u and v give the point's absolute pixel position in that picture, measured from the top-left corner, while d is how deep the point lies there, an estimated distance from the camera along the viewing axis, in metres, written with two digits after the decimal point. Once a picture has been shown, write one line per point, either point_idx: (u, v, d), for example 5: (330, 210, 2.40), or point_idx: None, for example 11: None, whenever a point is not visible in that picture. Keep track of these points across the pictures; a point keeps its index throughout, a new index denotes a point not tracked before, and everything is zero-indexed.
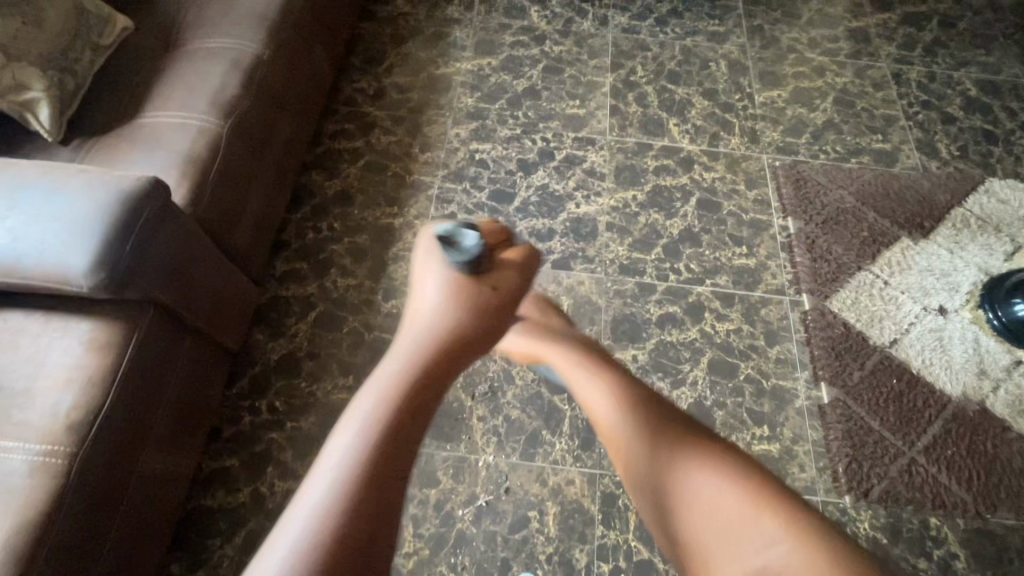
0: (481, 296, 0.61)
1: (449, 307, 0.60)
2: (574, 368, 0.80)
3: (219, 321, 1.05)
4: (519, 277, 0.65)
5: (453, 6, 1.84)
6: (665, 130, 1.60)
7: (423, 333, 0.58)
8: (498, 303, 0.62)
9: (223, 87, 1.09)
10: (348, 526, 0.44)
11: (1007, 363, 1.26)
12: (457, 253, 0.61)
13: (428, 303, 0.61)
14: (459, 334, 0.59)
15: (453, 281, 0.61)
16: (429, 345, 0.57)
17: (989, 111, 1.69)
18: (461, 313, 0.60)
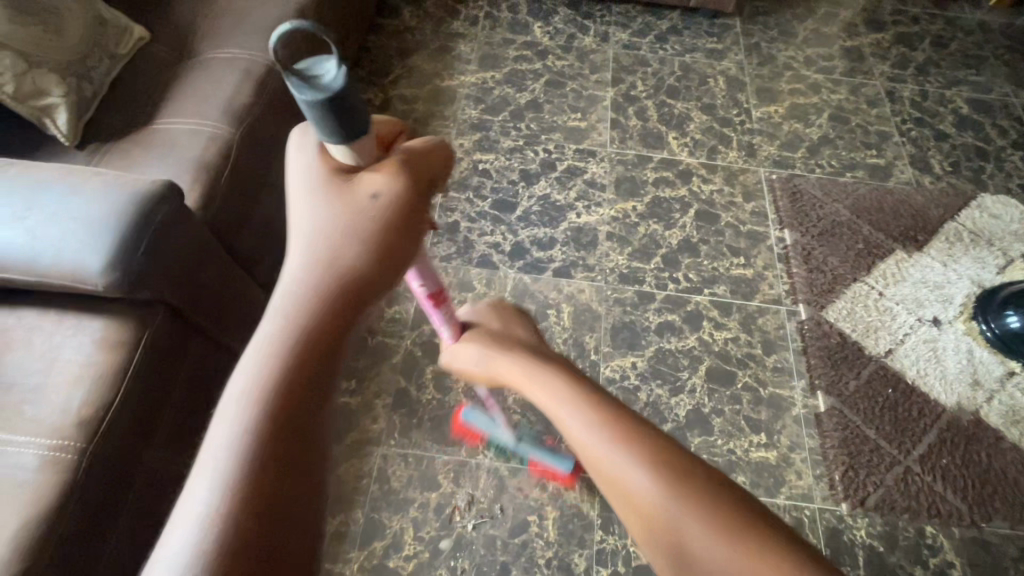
0: (360, 204, 0.49)
1: (328, 231, 0.49)
2: (539, 383, 0.67)
3: (230, 325, 1.07)
4: (408, 175, 0.50)
5: (458, 21, 1.89)
6: (664, 143, 1.64)
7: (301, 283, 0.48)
8: (388, 217, 0.50)
9: (235, 96, 1.12)
10: (236, 511, 0.41)
11: (1000, 374, 1.28)
12: (311, 88, 0.42)
13: (302, 222, 0.49)
14: (345, 274, 0.48)
15: (336, 189, 0.49)
16: (308, 289, 0.48)
17: (980, 128, 1.73)
18: (344, 236, 0.49)
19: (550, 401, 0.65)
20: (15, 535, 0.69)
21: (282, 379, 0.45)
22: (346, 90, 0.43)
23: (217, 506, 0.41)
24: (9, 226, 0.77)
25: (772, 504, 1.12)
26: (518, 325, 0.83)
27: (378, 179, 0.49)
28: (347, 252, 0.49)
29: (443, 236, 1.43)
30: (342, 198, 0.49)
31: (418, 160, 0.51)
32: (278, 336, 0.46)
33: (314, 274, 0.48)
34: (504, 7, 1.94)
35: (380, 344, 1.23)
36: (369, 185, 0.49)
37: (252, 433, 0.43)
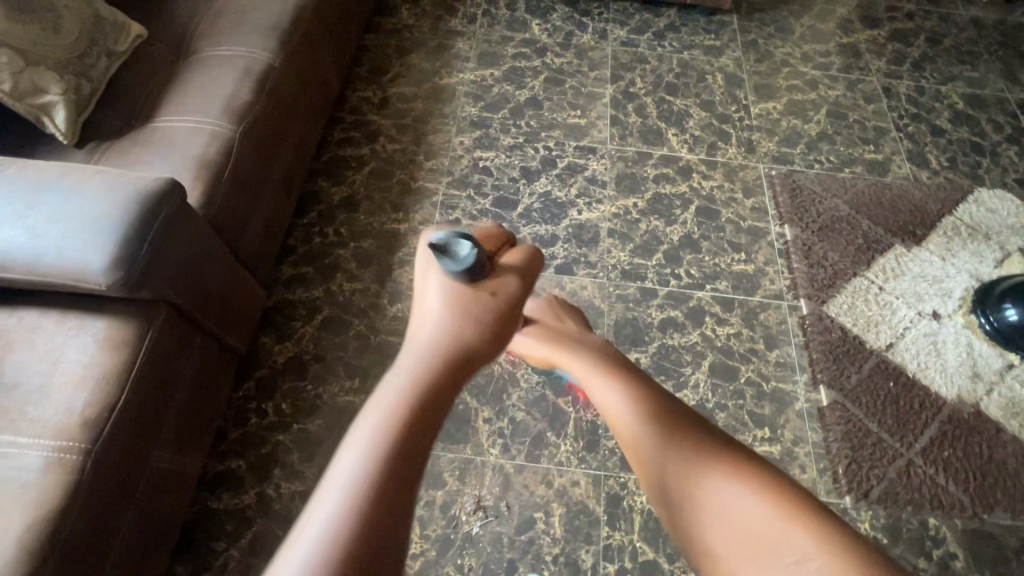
0: (483, 307, 0.55)
1: (454, 314, 0.54)
2: (595, 378, 0.82)
3: (229, 323, 1.06)
4: (521, 283, 0.58)
5: (456, 19, 1.88)
6: (664, 139, 1.64)
7: (428, 339, 0.53)
8: (504, 309, 0.56)
9: (235, 93, 1.11)
10: (359, 532, 0.41)
11: (999, 366, 1.29)
12: (454, 263, 0.54)
13: (430, 309, 0.55)
14: (469, 345, 0.53)
15: (457, 293, 0.55)
16: (435, 353, 0.52)
17: (976, 123, 1.74)
18: (468, 320, 0.54)
19: (600, 391, 0.80)
20: (16, 537, 0.67)
21: (414, 414, 0.47)
22: (479, 256, 0.54)
23: (337, 521, 0.42)
24: (11, 225, 0.76)
25: None
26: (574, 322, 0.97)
27: (499, 285, 0.57)
28: (471, 327, 0.54)
29: None
30: (468, 293, 0.55)
31: (526, 271, 0.60)
32: (409, 380, 0.50)
33: (442, 338, 0.53)
34: (502, 4, 1.93)
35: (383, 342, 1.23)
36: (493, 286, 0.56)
37: (382, 461, 0.44)
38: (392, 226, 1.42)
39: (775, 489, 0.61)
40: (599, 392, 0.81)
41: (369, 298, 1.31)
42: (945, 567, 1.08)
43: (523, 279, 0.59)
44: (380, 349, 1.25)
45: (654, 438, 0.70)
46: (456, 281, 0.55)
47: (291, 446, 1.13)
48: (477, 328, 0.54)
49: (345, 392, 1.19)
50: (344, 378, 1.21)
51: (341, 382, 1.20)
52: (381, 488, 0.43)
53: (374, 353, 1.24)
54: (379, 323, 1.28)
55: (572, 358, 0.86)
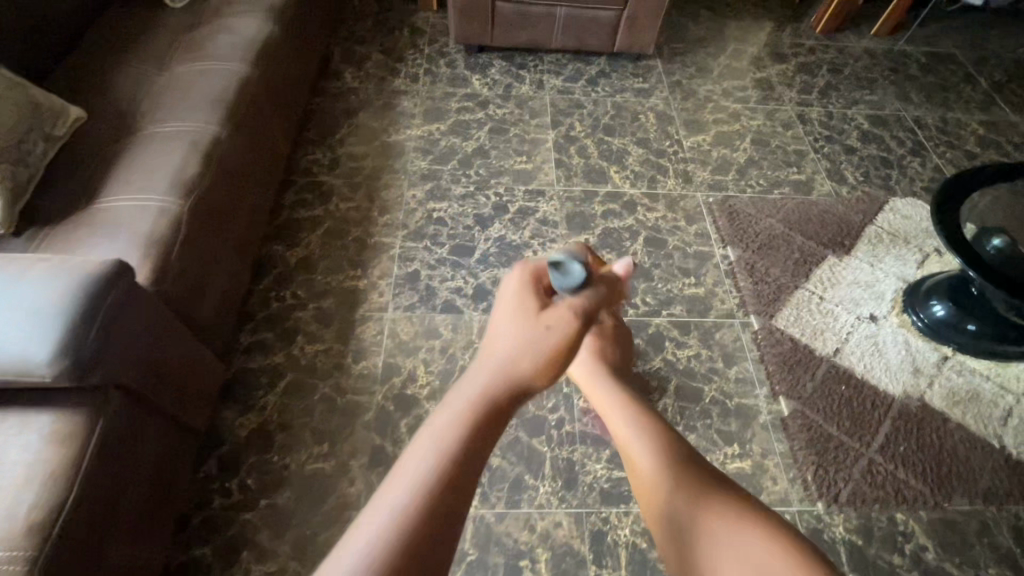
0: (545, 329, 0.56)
1: (516, 350, 0.55)
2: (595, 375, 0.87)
3: (184, 402, 1.03)
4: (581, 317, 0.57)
5: (399, 79, 1.96)
6: (607, 177, 1.73)
7: (496, 369, 0.55)
8: (557, 349, 0.55)
9: (183, 169, 1.12)
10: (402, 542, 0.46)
11: (936, 359, 1.39)
12: (562, 277, 0.61)
13: (505, 330, 0.56)
14: (529, 380, 0.55)
15: (523, 313, 0.57)
16: (508, 372, 0.54)
17: (881, 141, 1.93)
18: (528, 357, 0.55)
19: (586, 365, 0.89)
20: None
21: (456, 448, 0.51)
22: (585, 275, 0.61)
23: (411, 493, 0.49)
24: None
25: None
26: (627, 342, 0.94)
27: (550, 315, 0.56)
28: (525, 369, 0.55)
29: (404, 285, 1.44)
30: (528, 323, 0.56)
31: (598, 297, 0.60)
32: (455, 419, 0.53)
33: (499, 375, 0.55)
34: (442, 63, 2.03)
35: (351, 402, 1.24)
36: (548, 319, 0.56)
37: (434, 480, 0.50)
38: (351, 283, 1.43)
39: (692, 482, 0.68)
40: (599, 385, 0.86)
41: (333, 358, 1.30)
42: (918, 561, 1.12)
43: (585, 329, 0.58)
44: (348, 409, 1.23)
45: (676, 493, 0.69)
46: (529, 301, 0.58)
47: (260, 524, 1.08)
48: (531, 365, 0.55)
49: (315, 459, 1.16)
50: (311, 444, 1.18)
51: (309, 449, 1.17)
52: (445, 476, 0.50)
53: (342, 413, 1.22)
54: (345, 383, 1.27)
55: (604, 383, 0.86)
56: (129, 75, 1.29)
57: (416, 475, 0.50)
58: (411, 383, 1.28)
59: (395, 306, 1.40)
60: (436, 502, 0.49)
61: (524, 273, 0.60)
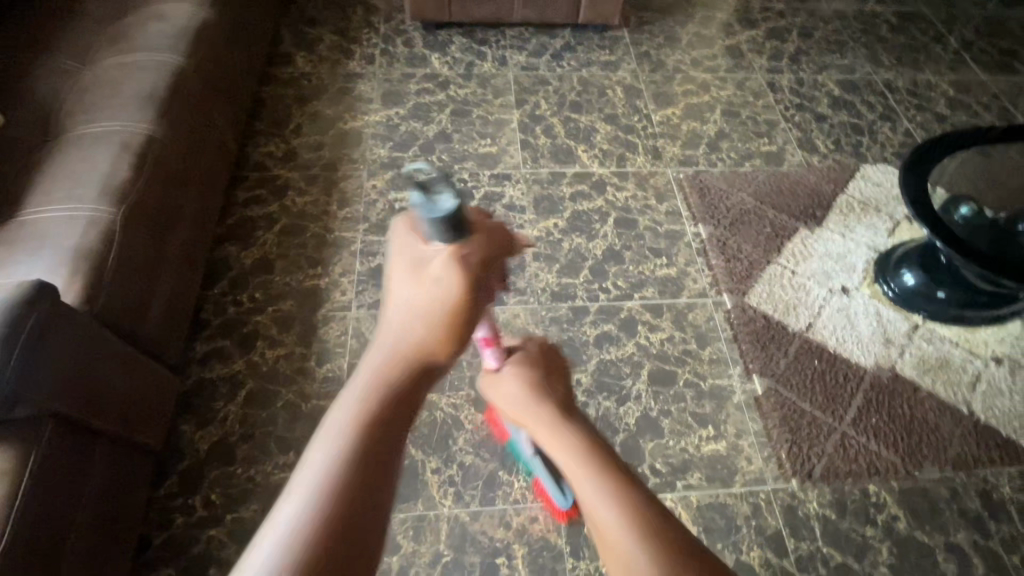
0: (439, 293, 0.52)
1: (411, 316, 0.51)
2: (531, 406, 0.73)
3: (137, 420, 0.98)
4: (478, 266, 0.54)
5: (354, 61, 1.87)
6: (574, 157, 1.68)
7: (397, 342, 0.49)
8: (456, 309, 0.52)
9: (113, 173, 1.04)
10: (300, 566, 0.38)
11: (906, 328, 1.39)
12: (431, 216, 0.51)
13: (400, 300, 0.52)
14: (433, 351, 0.50)
15: (421, 276, 0.53)
16: (412, 338, 0.50)
17: (852, 106, 1.90)
18: (429, 323, 0.51)
19: (512, 395, 0.77)
20: None
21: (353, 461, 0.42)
22: (456, 215, 0.52)
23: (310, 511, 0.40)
24: None
25: (729, 494, 1.16)
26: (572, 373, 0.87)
27: (454, 270, 0.52)
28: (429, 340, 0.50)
29: (368, 281, 1.38)
30: (427, 275, 0.52)
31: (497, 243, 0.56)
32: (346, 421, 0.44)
33: (399, 351, 0.49)
34: (399, 42, 1.93)
35: (316, 408, 1.20)
36: (441, 276, 0.52)
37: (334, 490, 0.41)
38: (311, 283, 1.37)
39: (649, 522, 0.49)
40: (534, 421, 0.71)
41: (296, 363, 1.26)
42: (891, 531, 1.13)
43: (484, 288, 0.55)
44: (313, 415, 1.20)
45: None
46: (418, 261, 0.54)
47: (227, 540, 1.06)
48: (430, 334, 0.50)
49: (280, 469, 1.14)
50: (277, 454, 1.15)
51: (274, 459, 1.15)
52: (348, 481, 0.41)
53: (307, 420, 1.19)
54: (309, 388, 1.23)
55: (538, 412, 0.71)
56: (51, 73, 1.20)
57: (320, 474, 0.41)
58: None
59: (358, 304, 1.35)
60: (341, 510, 0.40)
61: (406, 229, 0.56)
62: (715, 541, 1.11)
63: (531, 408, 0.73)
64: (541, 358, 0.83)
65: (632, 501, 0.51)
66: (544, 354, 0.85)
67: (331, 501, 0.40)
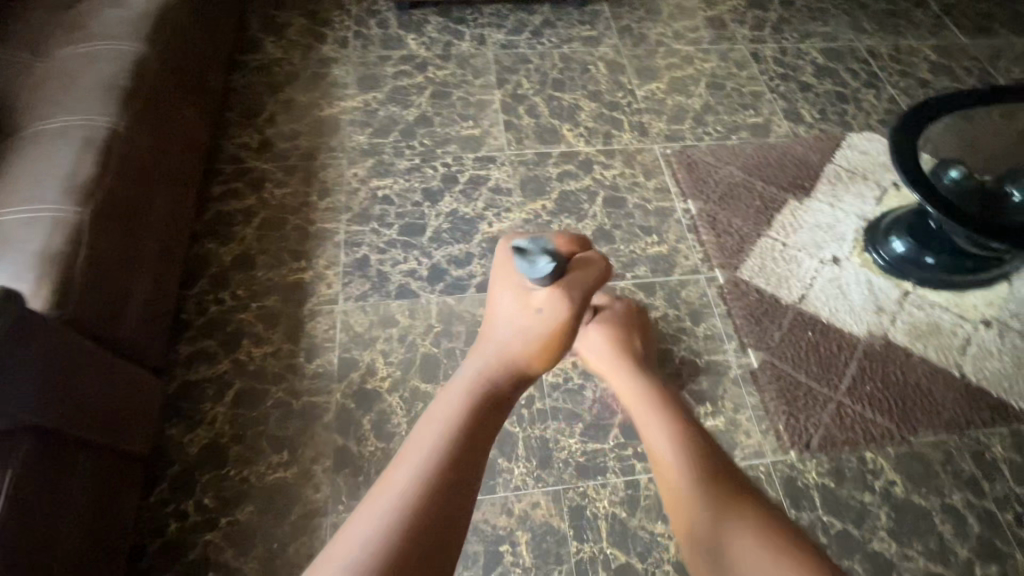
0: (536, 319, 0.70)
1: (515, 333, 0.71)
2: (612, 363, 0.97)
3: (120, 427, 0.94)
4: (571, 299, 0.70)
5: (327, 45, 1.79)
6: (560, 137, 1.64)
7: (497, 350, 0.71)
8: (546, 333, 0.70)
9: (76, 170, 0.99)
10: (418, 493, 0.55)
11: (897, 295, 1.39)
12: (528, 263, 0.67)
13: (502, 321, 0.72)
14: (523, 361, 0.71)
15: (521, 301, 0.71)
16: (509, 349, 0.70)
17: (836, 74, 1.88)
18: (521, 341, 0.71)
19: (602, 355, 0.99)
20: None
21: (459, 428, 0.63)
22: (556, 265, 0.67)
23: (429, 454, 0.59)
24: None
25: None
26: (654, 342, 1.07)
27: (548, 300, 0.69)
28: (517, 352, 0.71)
29: (354, 273, 1.35)
30: (526, 301, 0.70)
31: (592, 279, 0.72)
32: (463, 394, 0.66)
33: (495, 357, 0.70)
34: (373, 24, 1.86)
35: (308, 405, 1.17)
36: (537, 305, 0.70)
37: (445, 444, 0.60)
38: (295, 277, 1.33)
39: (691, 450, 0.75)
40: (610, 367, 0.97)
41: (284, 360, 1.22)
42: (888, 496, 1.15)
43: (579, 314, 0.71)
44: (305, 412, 1.17)
45: (705, 506, 0.67)
46: (521, 290, 0.71)
47: (224, 544, 1.04)
48: (524, 348, 0.70)
49: (275, 468, 1.11)
50: (270, 454, 1.12)
51: (268, 459, 1.12)
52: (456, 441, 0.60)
53: (299, 418, 1.16)
54: (299, 385, 1.20)
55: (618, 367, 0.96)
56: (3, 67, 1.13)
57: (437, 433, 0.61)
58: (371, 377, 1.21)
59: (345, 297, 1.31)
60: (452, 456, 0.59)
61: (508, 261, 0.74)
62: None
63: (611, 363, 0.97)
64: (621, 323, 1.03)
65: (678, 438, 0.77)
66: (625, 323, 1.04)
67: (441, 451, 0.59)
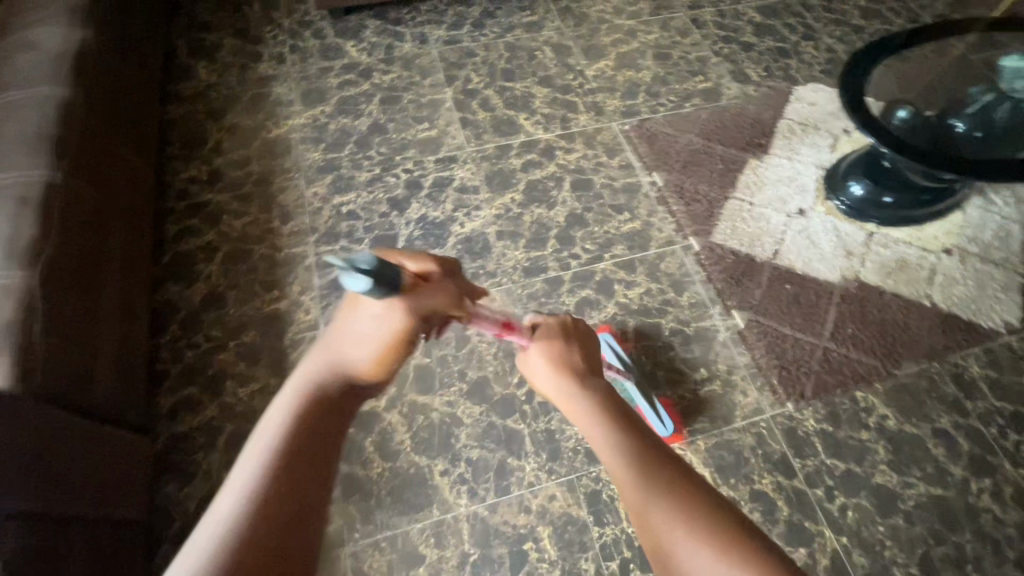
0: (379, 340, 0.64)
1: (356, 351, 0.64)
2: (555, 378, 0.82)
3: (108, 496, 0.90)
4: (414, 318, 0.64)
5: (263, 63, 1.72)
6: (518, 127, 1.62)
7: (322, 377, 0.62)
8: (386, 347, 0.64)
9: (17, 232, 0.92)
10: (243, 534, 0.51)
11: (863, 238, 1.44)
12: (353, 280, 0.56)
13: (341, 343, 0.64)
14: (355, 381, 0.64)
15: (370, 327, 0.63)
16: (335, 376, 0.63)
17: (775, 31, 1.92)
18: (354, 363, 0.64)
19: (542, 374, 0.83)
20: None
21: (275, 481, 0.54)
22: (382, 280, 0.58)
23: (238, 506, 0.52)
24: None
25: (732, 430, 1.19)
26: (597, 344, 0.90)
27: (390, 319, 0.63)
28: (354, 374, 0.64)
29: (331, 295, 1.31)
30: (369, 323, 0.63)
31: (434, 297, 0.66)
32: (283, 427, 0.57)
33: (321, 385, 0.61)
34: (308, 35, 1.80)
35: None
36: (378, 320, 0.63)
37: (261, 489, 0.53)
38: (270, 308, 1.29)
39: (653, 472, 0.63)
40: (553, 387, 0.81)
41: (273, 395, 1.18)
42: (883, 430, 1.20)
43: (424, 305, 0.65)
44: None
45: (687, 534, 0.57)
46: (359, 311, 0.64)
47: None
48: (363, 368, 0.64)
49: None
50: None
51: None
52: (272, 488, 0.53)
53: None
54: None
55: (563, 383, 0.80)
56: None
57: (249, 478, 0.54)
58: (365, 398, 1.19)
59: (326, 320, 1.27)
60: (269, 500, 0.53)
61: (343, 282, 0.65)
62: (729, 477, 1.14)
63: (558, 382, 0.81)
64: (560, 329, 0.87)
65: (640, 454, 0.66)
66: (563, 331, 0.88)
67: (258, 498, 0.52)
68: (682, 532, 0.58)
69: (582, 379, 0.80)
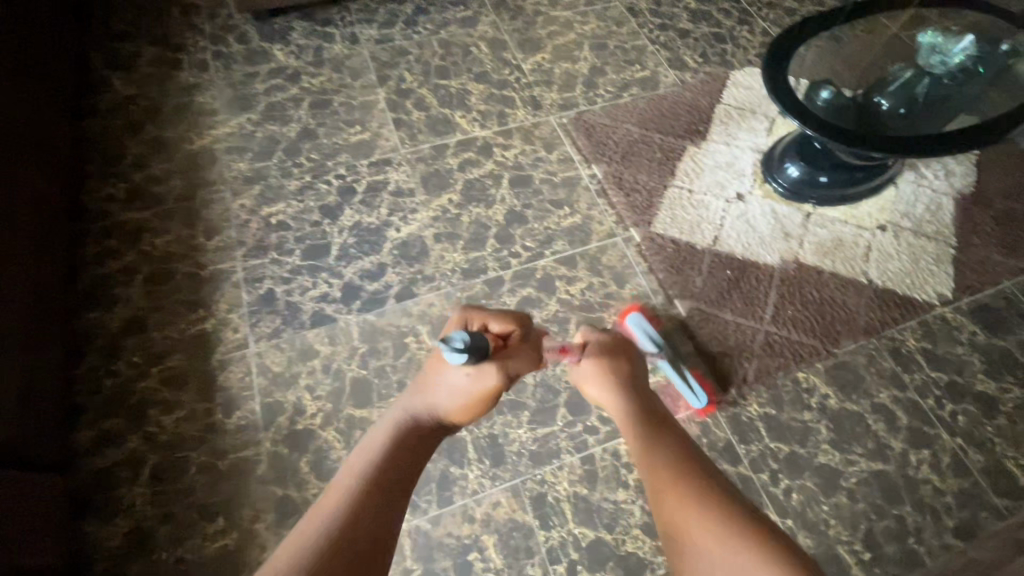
0: (461, 389, 0.82)
1: (444, 395, 0.83)
2: (590, 381, 0.97)
3: (16, 543, 0.82)
4: (496, 374, 0.82)
5: (185, 71, 1.64)
6: (453, 126, 1.58)
7: (414, 412, 0.81)
8: (468, 397, 0.83)
9: None
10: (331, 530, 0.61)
11: (800, 219, 1.45)
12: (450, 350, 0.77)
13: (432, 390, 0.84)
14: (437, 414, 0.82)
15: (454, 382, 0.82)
16: (424, 414, 0.81)
17: (711, 17, 1.92)
18: (439, 402, 0.82)
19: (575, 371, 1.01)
20: None
21: (365, 487, 0.66)
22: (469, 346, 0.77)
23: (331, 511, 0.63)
24: None
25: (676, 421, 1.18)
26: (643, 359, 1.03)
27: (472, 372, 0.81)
28: (436, 409, 0.82)
29: (261, 311, 1.25)
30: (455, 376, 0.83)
31: (512, 359, 0.85)
32: (381, 445, 0.74)
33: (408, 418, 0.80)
34: (232, 41, 1.72)
35: (236, 462, 1.09)
36: (465, 372, 0.81)
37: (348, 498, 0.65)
38: (196, 328, 1.23)
39: (679, 466, 0.76)
40: (598, 391, 0.96)
41: (201, 420, 1.13)
42: (824, 410, 1.20)
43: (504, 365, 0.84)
44: (236, 471, 1.09)
45: (695, 516, 0.68)
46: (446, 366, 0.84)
47: None
48: (446, 406, 0.82)
49: (213, 538, 1.03)
50: (205, 523, 1.04)
51: (204, 530, 1.04)
52: (360, 495, 0.65)
53: (230, 479, 1.08)
54: (223, 443, 1.11)
55: (604, 385, 0.95)
56: None
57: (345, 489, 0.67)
58: (299, 416, 1.14)
59: (256, 338, 1.22)
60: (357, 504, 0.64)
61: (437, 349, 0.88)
62: None
63: (601, 384, 0.96)
64: (609, 343, 1.01)
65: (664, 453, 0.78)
66: (613, 344, 1.01)
67: (350, 505, 0.64)
68: (690, 513, 0.69)
69: (624, 385, 0.94)
